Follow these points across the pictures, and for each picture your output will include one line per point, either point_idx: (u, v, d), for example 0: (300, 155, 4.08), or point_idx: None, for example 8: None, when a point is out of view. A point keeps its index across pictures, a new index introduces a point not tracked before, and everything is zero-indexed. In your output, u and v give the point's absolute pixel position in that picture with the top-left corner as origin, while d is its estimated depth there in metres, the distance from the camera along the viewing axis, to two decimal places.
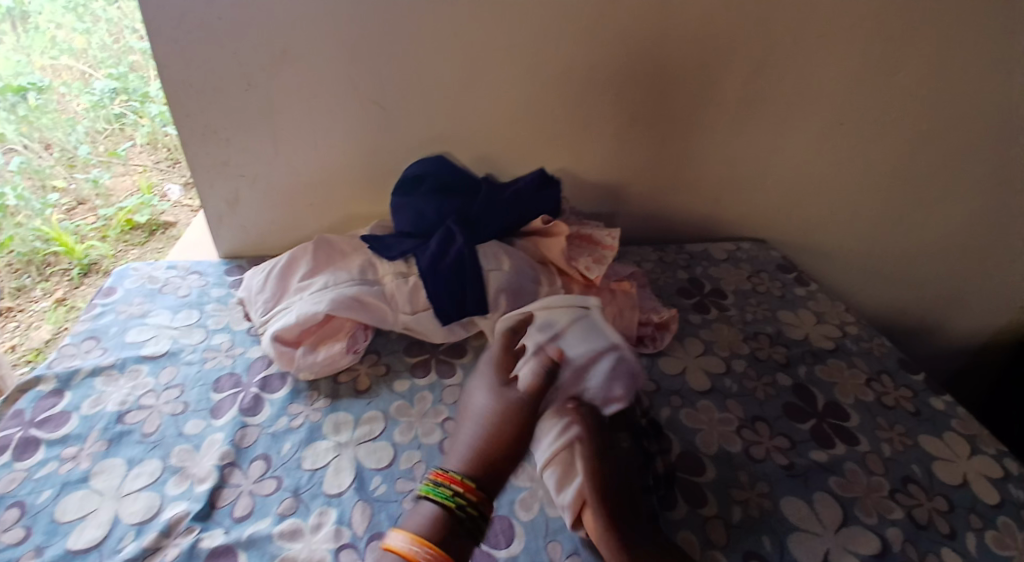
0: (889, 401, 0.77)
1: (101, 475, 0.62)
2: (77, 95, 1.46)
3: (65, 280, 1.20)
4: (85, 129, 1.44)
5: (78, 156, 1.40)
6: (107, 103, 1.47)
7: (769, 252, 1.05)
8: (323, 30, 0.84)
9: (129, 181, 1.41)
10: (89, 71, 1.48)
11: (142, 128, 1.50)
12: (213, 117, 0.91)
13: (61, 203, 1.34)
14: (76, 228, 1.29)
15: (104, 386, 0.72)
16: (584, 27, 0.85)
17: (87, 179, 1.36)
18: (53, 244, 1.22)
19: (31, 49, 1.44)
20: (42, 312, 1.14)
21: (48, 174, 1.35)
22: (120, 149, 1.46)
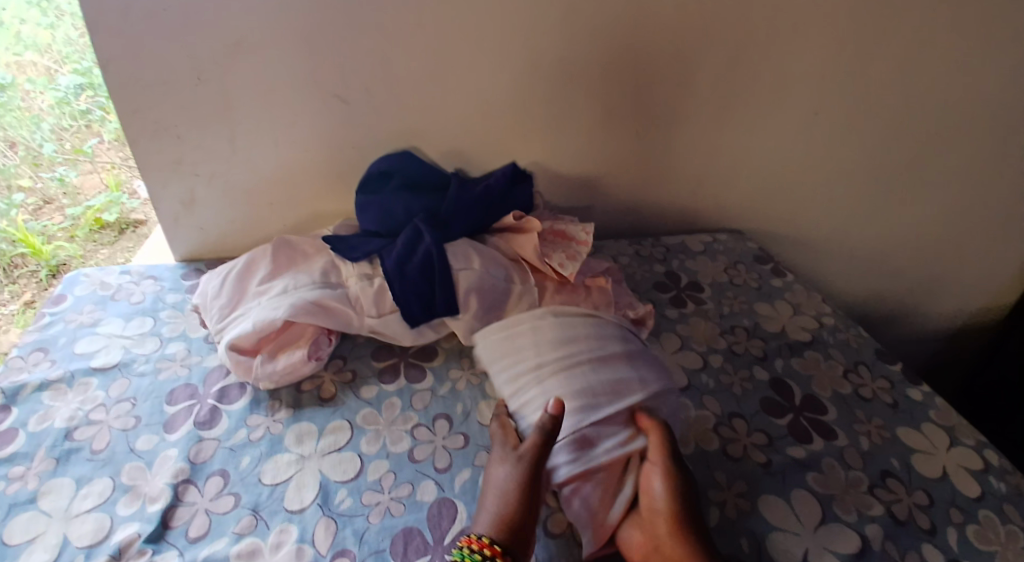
0: (866, 392, 0.76)
1: (49, 495, 0.59)
2: (44, 92, 1.33)
3: (34, 282, 1.20)
4: (51, 126, 1.34)
5: (43, 154, 1.32)
6: (73, 99, 1.34)
7: (745, 243, 1.04)
8: (276, 19, 0.80)
9: (97, 178, 1.35)
10: (54, 66, 1.34)
11: (110, 125, 1.38)
12: (162, 113, 0.87)
13: (27, 202, 1.29)
14: (43, 228, 1.26)
15: (52, 401, 0.68)
16: (551, 15, 0.82)
17: (53, 177, 1.32)
18: (19, 246, 1.20)
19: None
20: (10, 315, 1.15)
21: (11, 173, 1.29)
22: (87, 145, 1.36)
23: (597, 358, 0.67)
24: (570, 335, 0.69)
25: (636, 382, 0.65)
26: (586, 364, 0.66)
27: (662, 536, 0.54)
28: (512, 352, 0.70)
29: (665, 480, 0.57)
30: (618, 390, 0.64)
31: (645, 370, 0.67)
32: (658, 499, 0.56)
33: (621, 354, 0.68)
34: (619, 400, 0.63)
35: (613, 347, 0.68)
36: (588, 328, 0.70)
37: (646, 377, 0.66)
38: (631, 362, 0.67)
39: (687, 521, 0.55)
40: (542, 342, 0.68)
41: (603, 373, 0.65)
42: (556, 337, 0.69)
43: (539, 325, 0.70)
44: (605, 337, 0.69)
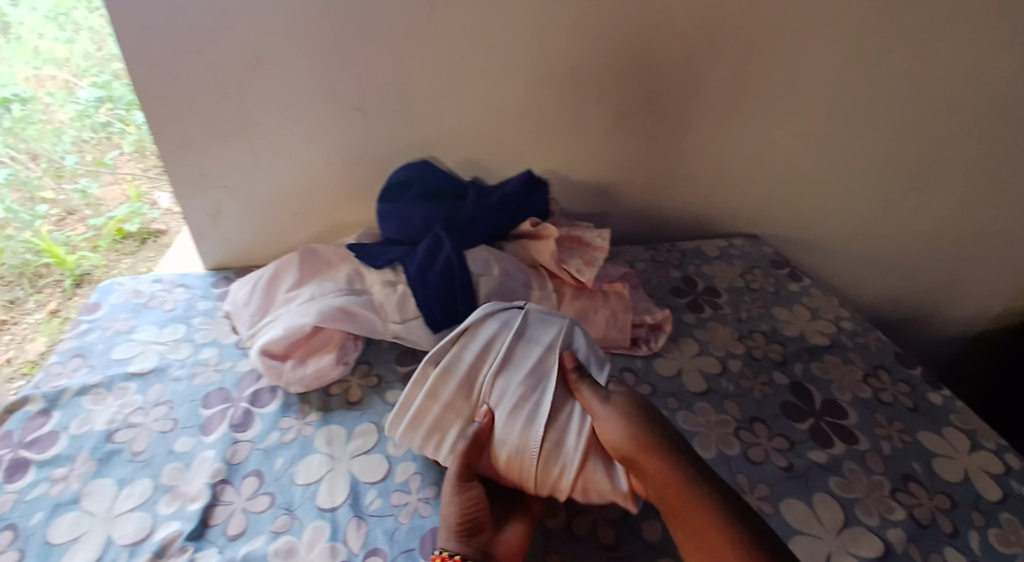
0: (887, 396, 0.77)
1: (92, 496, 0.61)
2: (62, 104, 1.43)
3: (58, 293, 1.22)
4: (71, 138, 1.42)
5: (66, 166, 1.39)
6: (93, 112, 1.44)
7: (761, 247, 1.05)
8: (299, 35, 0.83)
9: (118, 190, 1.41)
10: (73, 79, 1.44)
11: (129, 136, 1.48)
12: (188, 127, 0.90)
13: (50, 213, 1.34)
14: (67, 239, 1.30)
15: (92, 405, 0.71)
16: (564, 26, 0.84)
17: (75, 189, 1.38)
18: (43, 255, 1.24)
19: (14, 61, 1.39)
20: (36, 325, 1.17)
21: (35, 186, 1.35)
22: (108, 157, 1.45)
23: (498, 359, 0.62)
24: (465, 353, 0.62)
25: (548, 348, 0.62)
26: (496, 371, 0.61)
27: (643, 467, 0.54)
28: (429, 406, 0.61)
29: (611, 418, 0.56)
30: (540, 375, 0.60)
31: (547, 330, 0.64)
32: (616, 437, 0.56)
33: (514, 335, 0.63)
34: (545, 384, 0.60)
35: (509, 335, 0.63)
36: (473, 341, 0.63)
37: (552, 337, 0.63)
38: (531, 332, 0.63)
39: (650, 440, 0.55)
40: (452, 398, 0.61)
41: (518, 368, 0.61)
42: (448, 368, 0.62)
43: (434, 355, 0.62)
44: (495, 335, 0.63)
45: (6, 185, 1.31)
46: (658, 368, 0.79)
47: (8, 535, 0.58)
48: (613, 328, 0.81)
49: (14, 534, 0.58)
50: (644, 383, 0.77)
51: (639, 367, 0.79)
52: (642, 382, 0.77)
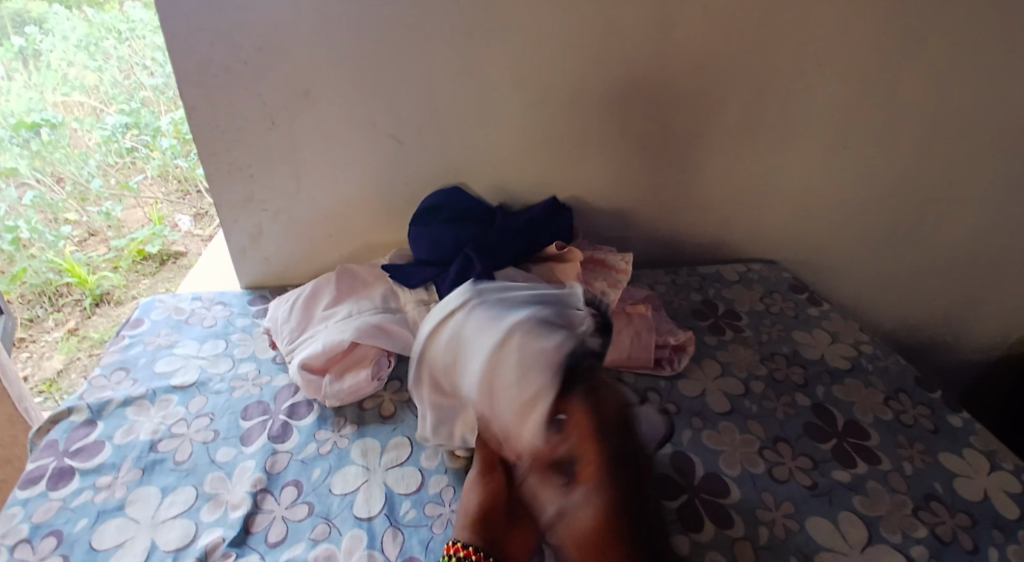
0: (907, 419, 0.77)
1: (137, 503, 0.63)
2: (89, 130, 1.60)
3: (77, 310, 1.49)
4: (97, 163, 1.62)
5: (91, 190, 1.61)
6: (119, 137, 1.65)
7: (780, 273, 1.07)
8: (343, 68, 0.88)
9: (140, 213, 1.68)
10: (101, 106, 1.63)
11: (153, 161, 1.71)
12: (236, 154, 0.95)
13: (73, 234, 1.59)
14: (89, 259, 1.56)
15: (136, 416, 0.74)
16: (592, 60, 0.88)
17: (100, 212, 1.61)
18: (65, 276, 1.47)
19: (46, 87, 1.53)
20: (54, 342, 1.44)
21: (59, 208, 1.56)
22: (132, 182, 1.68)
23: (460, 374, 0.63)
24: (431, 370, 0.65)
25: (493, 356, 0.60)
26: (461, 387, 0.62)
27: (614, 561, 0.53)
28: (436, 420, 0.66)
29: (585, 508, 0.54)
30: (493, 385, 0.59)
31: (487, 334, 0.62)
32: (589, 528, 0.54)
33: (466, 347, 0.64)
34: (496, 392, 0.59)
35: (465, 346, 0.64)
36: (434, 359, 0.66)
37: (502, 346, 0.60)
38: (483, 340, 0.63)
39: None
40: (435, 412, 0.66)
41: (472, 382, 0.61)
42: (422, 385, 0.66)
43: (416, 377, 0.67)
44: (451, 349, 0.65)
45: (32, 207, 1.50)
46: (681, 388, 0.81)
47: (53, 540, 0.60)
48: (636, 348, 0.83)
49: (59, 540, 0.60)
50: (668, 402, 0.79)
51: (663, 387, 0.81)
52: (667, 401, 0.79)
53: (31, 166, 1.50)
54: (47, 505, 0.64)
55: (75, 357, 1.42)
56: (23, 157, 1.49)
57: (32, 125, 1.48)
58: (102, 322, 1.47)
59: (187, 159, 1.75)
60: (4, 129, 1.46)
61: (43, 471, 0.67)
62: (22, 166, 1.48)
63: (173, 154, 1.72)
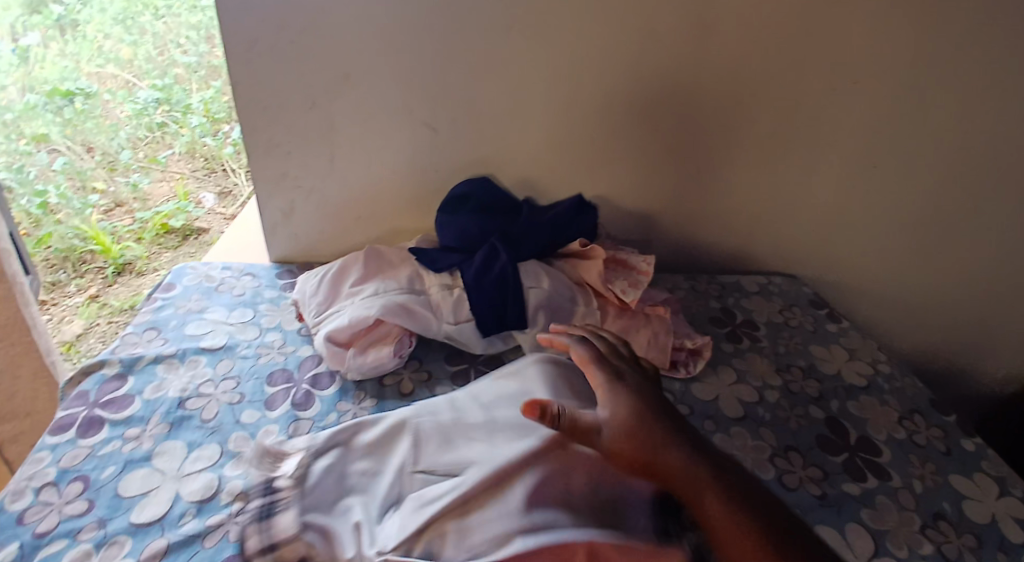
0: (920, 439, 0.78)
1: (163, 456, 0.66)
2: (121, 102, 1.76)
3: (100, 278, 1.54)
4: (127, 136, 1.75)
5: (120, 161, 1.72)
6: (151, 111, 1.78)
7: (801, 287, 1.07)
8: (384, 54, 0.90)
9: (166, 187, 1.72)
10: (134, 80, 1.80)
11: (181, 137, 1.80)
12: (275, 131, 0.98)
13: (100, 203, 1.65)
14: (114, 228, 1.61)
15: (165, 374, 0.76)
16: (627, 62, 0.90)
17: (127, 183, 1.69)
18: (91, 243, 1.55)
19: (80, 57, 1.72)
20: (74, 307, 1.48)
21: (88, 176, 1.66)
22: (160, 156, 1.77)
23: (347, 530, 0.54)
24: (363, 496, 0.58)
25: (435, 500, 0.54)
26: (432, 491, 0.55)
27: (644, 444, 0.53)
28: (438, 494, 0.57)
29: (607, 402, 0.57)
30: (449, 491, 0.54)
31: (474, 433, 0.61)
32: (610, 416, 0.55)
33: (413, 447, 0.61)
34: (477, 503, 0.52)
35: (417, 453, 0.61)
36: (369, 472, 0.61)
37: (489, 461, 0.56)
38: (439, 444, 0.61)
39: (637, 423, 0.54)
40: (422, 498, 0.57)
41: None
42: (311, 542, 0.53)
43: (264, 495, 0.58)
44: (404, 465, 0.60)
45: (61, 172, 1.62)
46: (696, 391, 0.82)
47: (79, 485, 0.63)
48: (652, 350, 0.83)
49: (85, 485, 0.62)
50: (682, 404, 0.80)
51: (677, 388, 0.82)
52: (681, 403, 0.80)
53: (63, 134, 1.65)
54: (76, 451, 0.66)
55: (95, 323, 1.46)
56: (56, 124, 1.64)
57: (67, 94, 1.66)
58: (123, 291, 1.51)
59: (215, 138, 1.81)
60: (40, 96, 1.64)
61: (73, 419, 0.70)
62: (55, 132, 1.64)
63: (201, 132, 1.81)
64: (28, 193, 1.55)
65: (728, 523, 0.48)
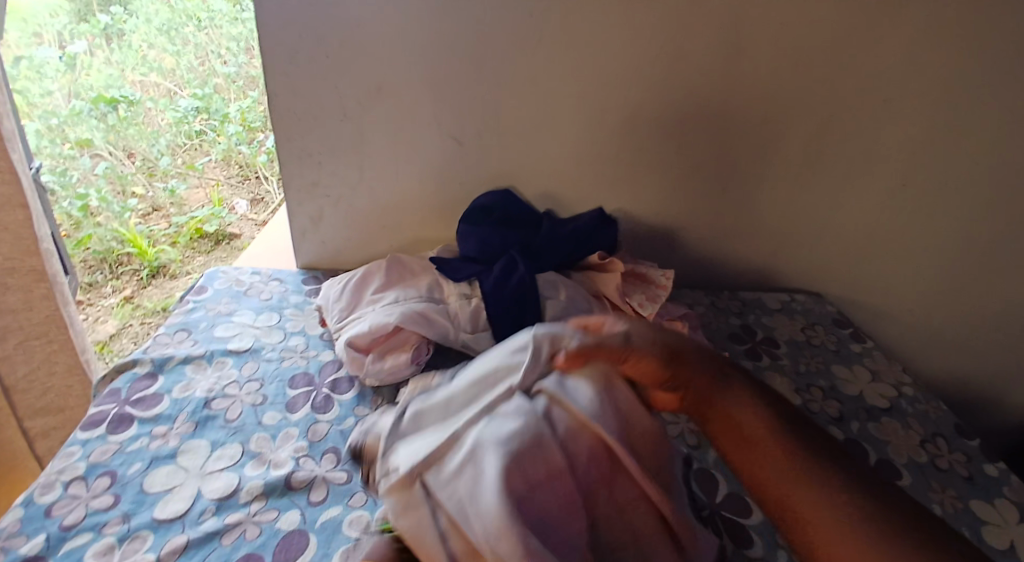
0: (942, 463, 0.76)
1: (187, 454, 0.68)
2: (162, 110, 1.82)
3: (135, 280, 1.61)
4: (167, 142, 1.81)
5: (158, 166, 1.78)
6: (190, 119, 1.85)
7: (824, 306, 1.06)
8: (415, 68, 0.93)
9: (201, 193, 1.81)
10: (176, 88, 1.87)
11: (218, 145, 1.87)
12: (308, 141, 1.01)
13: (139, 207, 1.73)
14: (150, 232, 1.68)
15: (193, 374, 0.79)
16: (654, 79, 0.90)
17: (165, 188, 1.76)
18: (128, 246, 1.61)
19: (124, 65, 1.79)
20: (109, 307, 1.55)
21: (129, 181, 1.73)
22: (198, 162, 1.85)
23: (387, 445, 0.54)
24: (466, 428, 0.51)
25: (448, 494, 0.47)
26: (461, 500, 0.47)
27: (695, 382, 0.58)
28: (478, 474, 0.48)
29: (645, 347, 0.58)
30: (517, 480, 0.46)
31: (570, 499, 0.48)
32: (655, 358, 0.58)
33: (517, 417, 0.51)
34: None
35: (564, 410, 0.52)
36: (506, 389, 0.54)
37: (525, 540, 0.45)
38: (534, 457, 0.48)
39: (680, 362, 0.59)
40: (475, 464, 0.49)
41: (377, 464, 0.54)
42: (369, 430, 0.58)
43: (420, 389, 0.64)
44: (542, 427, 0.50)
45: (103, 176, 1.68)
46: None
47: (107, 480, 0.65)
48: None
49: (113, 480, 0.65)
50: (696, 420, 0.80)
51: None
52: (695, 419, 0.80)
53: (106, 140, 1.71)
54: (106, 447, 0.69)
55: (128, 324, 1.52)
56: (100, 130, 1.70)
57: (110, 101, 1.71)
58: (156, 293, 1.58)
59: (250, 146, 1.90)
60: (85, 103, 1.68)
61: (105, 415, 0.73)
62: (98, 139, 1.69)
63: (238, 141, 1.88)
64: (70, 197, 1.61)
65: (759, 427, 0.55)
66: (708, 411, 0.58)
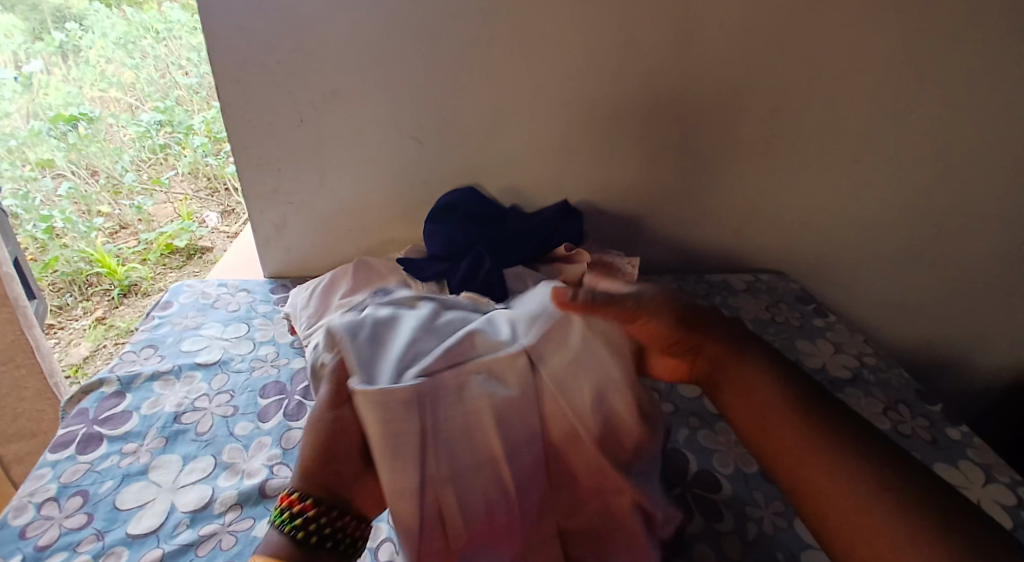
0: (906, 429, 0.79)
1: (159, 469, 0.68)
2: (124, 125, 1.77)
3: (106, 300, 1.60)
4: (131, 158, 1.77)
5: (124, 183, 1.75)
6: (153, 133, 1.80)
7: (788, 284, 1.08)
8: (369, 69, 0.92)
9: (170, 208, 1.80)
10: (137, 103, 1.82)
11: (184, 158, 1.83)
12: (267, 148, 1.00)
13: (105, 225, 1.70)
14: (119, 251, 1.67)
15: (161, 390, 0.78)
16: (608, 69, 0.92)
17: (132, 205, 1.73)
18: (96, 265, 1.58)
19: (84, 81, 1.73)
20: (81, 330, 1.55)
21: (93, 200, 1.69)
22: (163, 177, 1.82)
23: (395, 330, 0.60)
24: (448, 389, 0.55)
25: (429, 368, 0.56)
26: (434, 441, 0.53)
27: (704, 351, 0.63)
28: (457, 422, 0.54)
29: (654, 318, 0.63)
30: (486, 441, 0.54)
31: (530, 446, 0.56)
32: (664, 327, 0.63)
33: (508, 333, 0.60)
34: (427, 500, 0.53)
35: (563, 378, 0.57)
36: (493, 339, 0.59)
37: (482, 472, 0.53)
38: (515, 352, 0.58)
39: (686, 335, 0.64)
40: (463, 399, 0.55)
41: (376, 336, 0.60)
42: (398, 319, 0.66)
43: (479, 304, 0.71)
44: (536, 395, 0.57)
45: (67, 198, 1.64)
46: (681, 389, 0.84)
47: (78, 499, 0.65)
48: None
49: (85, 499, 0.65)
50: (667, 402, 0.82)
51: (663, 387, 0.84)
52: (665, 401, 0.82)
53: (68, 159, 1.66)
54: (76, 467, 0.68)
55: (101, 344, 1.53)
56: (60, 149, 1.64)
57: (70, 119, 1.65)
58: (129, 313, 1.59)
59: (217, 157, 1.85)
60: (44, 122, 1.63)
61: (73, 436, 0.72)
62: (59, 158, 1.64)
63: (204, 152, 1.84)
64: (34, 219, 1.57)
65: (777, 400, 0.57)
66: (724, 382, 0.61)
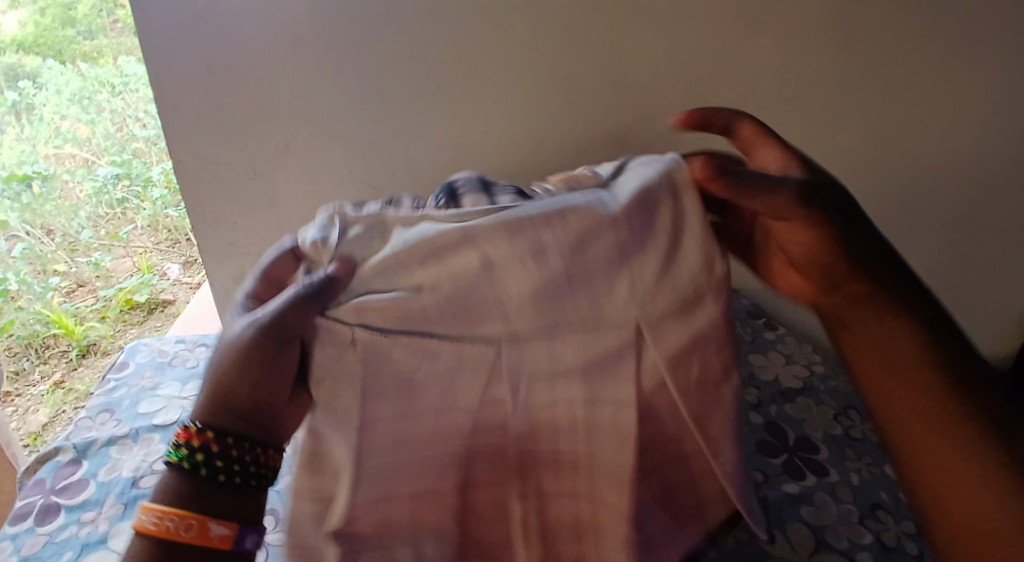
0: (855, 433, 0.84)
1: (118, 537, 0.66)
2: (80, 181, 1.70)
3: (62, 362, 1.63)
4: (87, 215, 1.72)
5: (80, 241, 1.72)
6: (110, 188, 1.74)
7: (742, 300, 1.08)
8: (321, 122, 0.95)
9: (129, 262, 1.79)
10: (93, 157, 1.73)
11: (143, 211, 1.80)
12: (221, 203, 1.01)
13: (62, 285, 1.70)
14: (77, 310, 1.69)
15: (119, 454, 0.77)
16: (553, 112, 0.94)
17: (88, 263, 1.73)
18: (53, 327, 1.61)
19: (38, 139, 1.65)
20: (39, 396, 1.59)
21: (48, 259, 1.66)
22: (121, 232, 1.78)
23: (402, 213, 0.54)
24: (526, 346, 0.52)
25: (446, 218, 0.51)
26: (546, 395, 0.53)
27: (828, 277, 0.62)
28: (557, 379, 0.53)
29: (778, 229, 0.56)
30: (573, 394, 0.54)
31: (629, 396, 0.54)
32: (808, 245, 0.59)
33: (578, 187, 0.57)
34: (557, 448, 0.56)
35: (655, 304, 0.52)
36: (597, 289, 0.51)
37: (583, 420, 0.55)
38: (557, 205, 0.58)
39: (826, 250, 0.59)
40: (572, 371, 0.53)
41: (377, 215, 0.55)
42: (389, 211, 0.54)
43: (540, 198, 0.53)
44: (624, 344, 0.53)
45: (21, 258, 1.61)
46: None
47: None
48: None
49: None
50: None
51: None
52: None
53: (21, 219, 1.61)
54: (35, 539, 0.67)
55: (59, 409, 1.57)
56: (13, 209, 1.60)
57: (22, 178, 1.60)
58: (86, 376, 1.62)
59: (177, 209, 1.82)
60: None
61: (31, 507, 0.71)
62: (12, 219, 1.60)
63: (164, 204, 1.80)
64: None
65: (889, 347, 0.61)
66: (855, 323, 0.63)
